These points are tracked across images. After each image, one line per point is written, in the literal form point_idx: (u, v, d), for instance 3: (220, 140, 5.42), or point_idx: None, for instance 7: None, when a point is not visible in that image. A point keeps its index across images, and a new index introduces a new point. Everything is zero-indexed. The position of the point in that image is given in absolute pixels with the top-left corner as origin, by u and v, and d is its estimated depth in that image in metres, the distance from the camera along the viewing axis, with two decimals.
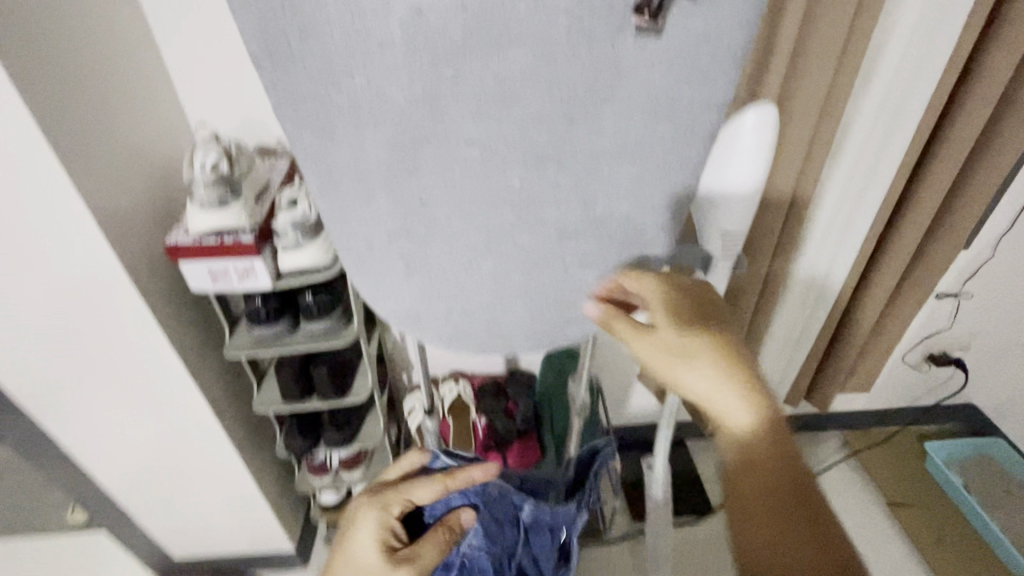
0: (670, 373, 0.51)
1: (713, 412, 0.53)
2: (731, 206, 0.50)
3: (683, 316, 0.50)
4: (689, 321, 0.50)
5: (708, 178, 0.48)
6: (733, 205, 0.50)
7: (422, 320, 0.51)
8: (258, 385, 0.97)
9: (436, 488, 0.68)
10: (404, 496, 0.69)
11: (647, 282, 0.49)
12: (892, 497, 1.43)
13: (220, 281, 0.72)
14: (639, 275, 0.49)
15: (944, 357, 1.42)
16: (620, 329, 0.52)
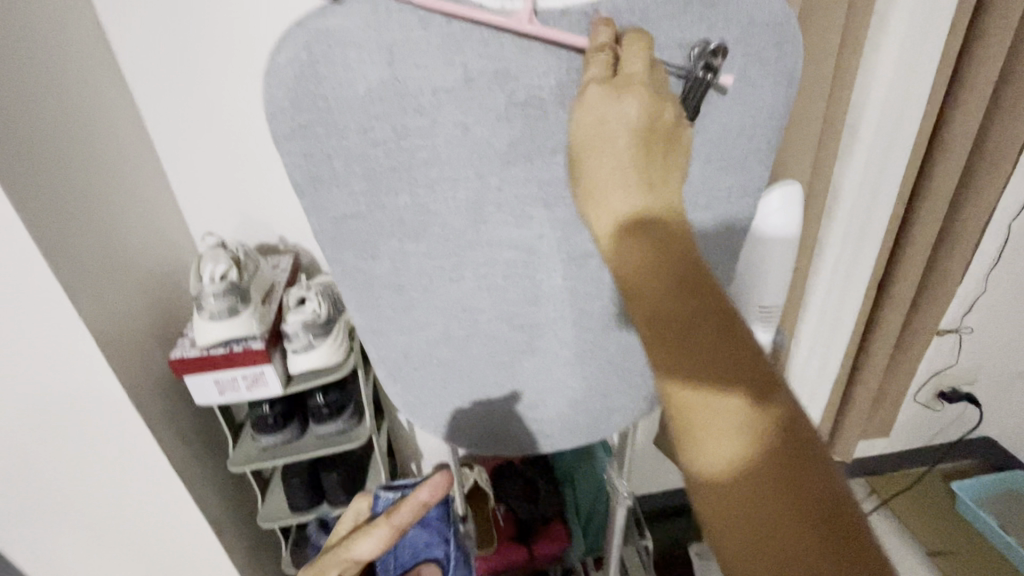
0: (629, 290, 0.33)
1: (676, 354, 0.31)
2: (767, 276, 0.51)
3: (714, 340, 0.30)
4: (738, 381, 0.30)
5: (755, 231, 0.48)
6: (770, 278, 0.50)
7: (460, 425, 0.48)
8: (263, 497, 0.90)
9: (380, 534, 0.57)
10: (347, 551, 0.57)
11: (608, 103, 0.32)
12: (930, 548, 1.37)
13: (228, 392, 0.68)
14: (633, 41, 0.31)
15: (954, 393, 1.42)
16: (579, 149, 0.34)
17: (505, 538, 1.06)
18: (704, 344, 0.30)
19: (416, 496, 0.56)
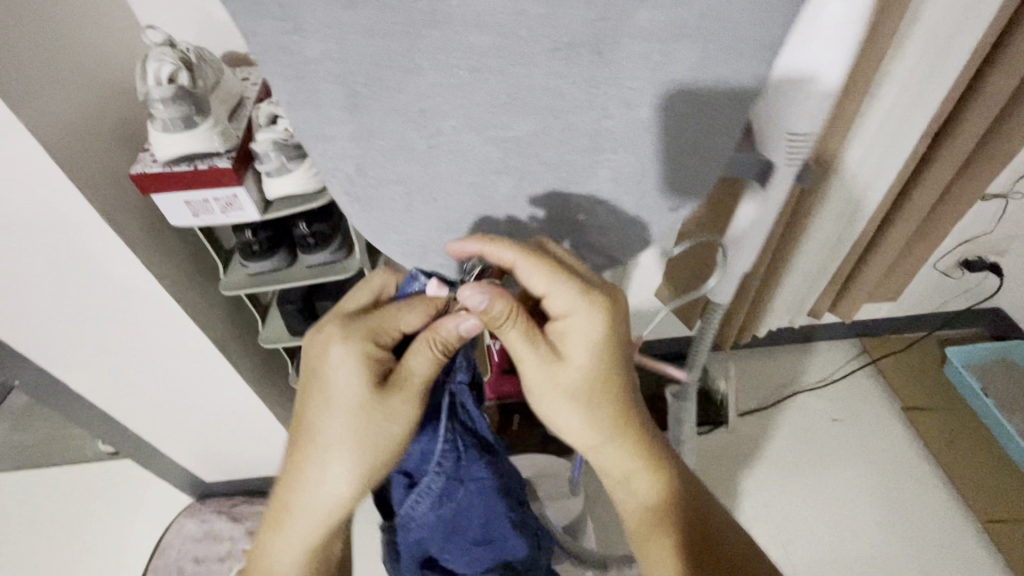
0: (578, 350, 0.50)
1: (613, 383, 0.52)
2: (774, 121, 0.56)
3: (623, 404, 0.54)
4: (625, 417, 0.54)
5: (790, 54, 0.51)
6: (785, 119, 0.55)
7: (432, 256, 0.44)
8: (263, 319, 0.93)
9: (429, 348, 0.53)
10: (386, 322, 0.55)
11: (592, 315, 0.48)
12: (907, 404, 1.43)
13: (202, 215, 0.65)
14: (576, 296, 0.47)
15: (978, 261, 1.36)
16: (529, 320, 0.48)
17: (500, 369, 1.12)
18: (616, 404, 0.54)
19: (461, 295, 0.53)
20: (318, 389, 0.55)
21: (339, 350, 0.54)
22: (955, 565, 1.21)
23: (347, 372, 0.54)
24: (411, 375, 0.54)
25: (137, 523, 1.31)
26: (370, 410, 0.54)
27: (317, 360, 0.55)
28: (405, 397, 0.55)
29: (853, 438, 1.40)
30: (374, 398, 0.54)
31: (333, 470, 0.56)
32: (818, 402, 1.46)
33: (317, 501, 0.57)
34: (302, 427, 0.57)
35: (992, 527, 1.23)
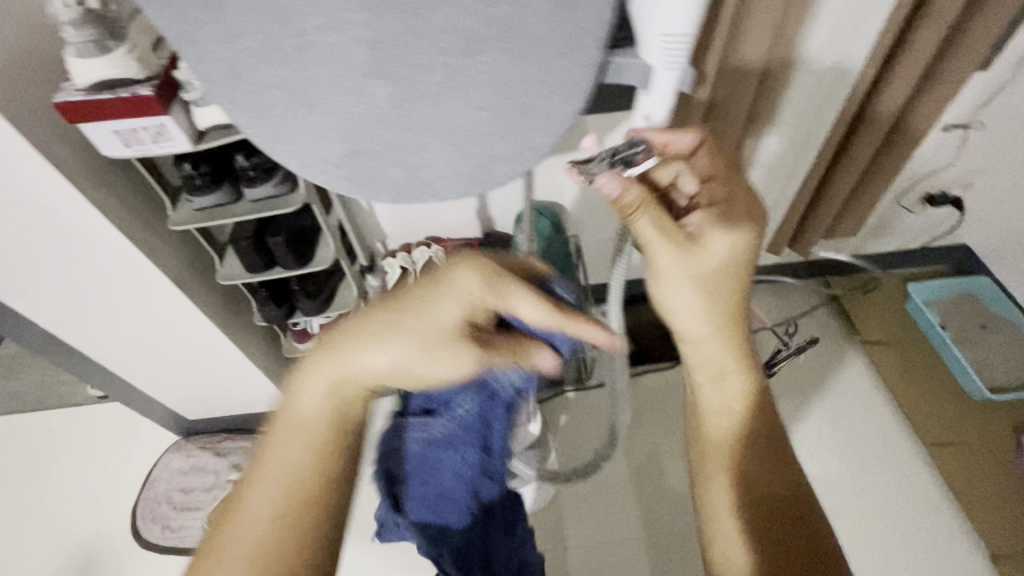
0: (660, 274, 0.59)
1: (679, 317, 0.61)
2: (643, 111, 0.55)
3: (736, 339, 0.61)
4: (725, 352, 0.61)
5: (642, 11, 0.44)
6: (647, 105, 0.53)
7: (327, 167, 0.46)
8: (220, 259, 0.96)
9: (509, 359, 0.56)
10: (504, 301, 0.56)
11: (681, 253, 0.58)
12: (866, 337, 1.48)
13: (134, 145, 0.66)
14: (656, 217, 0.57)
15: (943, 198, 1.35)
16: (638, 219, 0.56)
17: None
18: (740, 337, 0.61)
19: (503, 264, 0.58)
20: (406, 302, 0.54)
21: (471, 275, 0.55)
22: (900, 488, 1.28)
23: (462, 306, 0.54)
24: (437, 311, 0.54)
25: (126, 458, 1.39)
26: (441, 347, 0.53)
27: (449, 277, 0.55)
28: (435, 354, 0.52)
29: (813, 370, 1.45)
30: (455, 340, 0.53)
31: (393, 369, 0.53)
32: (780, 338, 1.51)
33: (358, 375, 0.53)
34: (399, 318, 0.53)
35: (935, 450, 1.29)
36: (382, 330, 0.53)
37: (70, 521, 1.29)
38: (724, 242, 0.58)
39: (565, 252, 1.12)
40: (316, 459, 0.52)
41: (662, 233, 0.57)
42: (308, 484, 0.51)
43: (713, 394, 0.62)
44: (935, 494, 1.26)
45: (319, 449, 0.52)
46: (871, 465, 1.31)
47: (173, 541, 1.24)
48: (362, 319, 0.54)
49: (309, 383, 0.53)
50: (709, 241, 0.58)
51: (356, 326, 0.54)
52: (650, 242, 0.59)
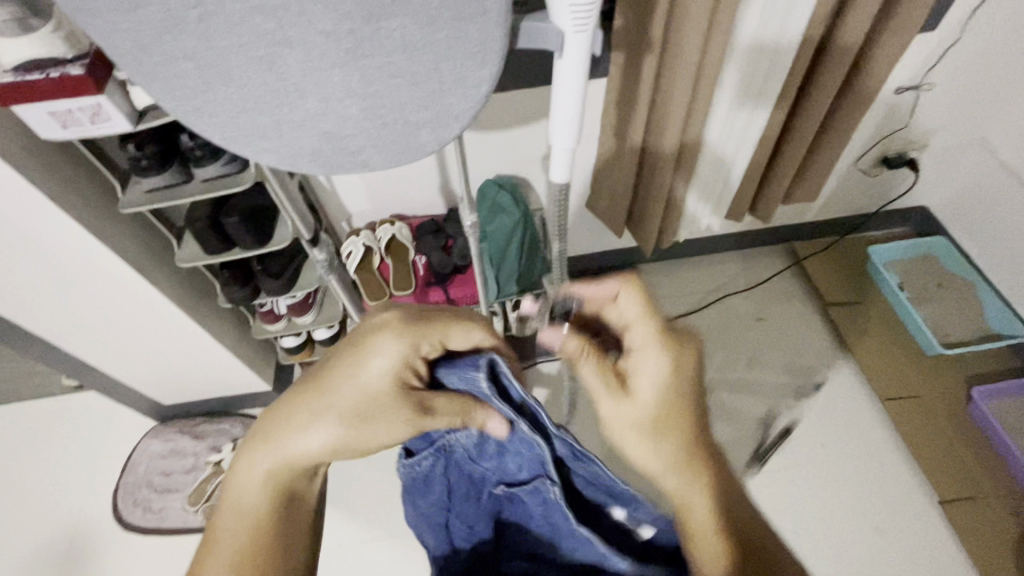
0: (605, 402, 0.56)
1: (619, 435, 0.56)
2: (564, 110, 0.56)
3: (694, 422, 0.55)
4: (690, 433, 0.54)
5: None
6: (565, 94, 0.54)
7: (252, 139, 0.47)
8: (179, 243, 0.96)
9: (453, 418, 0.53)
10: (438, 342, 0.58)
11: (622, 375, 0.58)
12: (830, 300, 1.51)
13: (72, 126, 0.66)
14: (588, 351, 0.57)
15: (899, 158, 1.38)
16: (576, 356, 0.58)
17: (423, 284, 1.19)
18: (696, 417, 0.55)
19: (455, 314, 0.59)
20: (348, 362, 0.57)
21: (394, 336, 0.56)
22: (864, 441, 1.31)
23: (387, 364, 0.56)
24: (367, 353, 0.56)
25: (105, 446, 1.40)
26: (386, 405, 0.55)
27: (367, 331, 0.58)
28: (385, 412, 0.54)
29: (778, 332, 1.49)
30: (393, 396, 0.55)
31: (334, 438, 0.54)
32: (746, 304, 1.54)
33: (297, 452, 0.54)
34: (328, 384, 0.56)
35: (891, 403, 1.34)
36: (340, 379, 0.56)
37: (51, 509, 1.30)
38: (655, 360, 0.56)
39: (527, 223, 1.14)
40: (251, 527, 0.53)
41: (595, 361, 0.57)
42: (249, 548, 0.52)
43: (665, 478, 0.53)
44: (894, 444, 1.30)
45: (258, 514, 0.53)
46: (835, 425, 1.34)
47: (156, 523, 1.26)
48: (310, 376, 0.57)
49: (259, 447, 0.55)
50: (644, 352, 0.57)
51: (307, 382, 0.57)
52: (592, 373, 0.57)
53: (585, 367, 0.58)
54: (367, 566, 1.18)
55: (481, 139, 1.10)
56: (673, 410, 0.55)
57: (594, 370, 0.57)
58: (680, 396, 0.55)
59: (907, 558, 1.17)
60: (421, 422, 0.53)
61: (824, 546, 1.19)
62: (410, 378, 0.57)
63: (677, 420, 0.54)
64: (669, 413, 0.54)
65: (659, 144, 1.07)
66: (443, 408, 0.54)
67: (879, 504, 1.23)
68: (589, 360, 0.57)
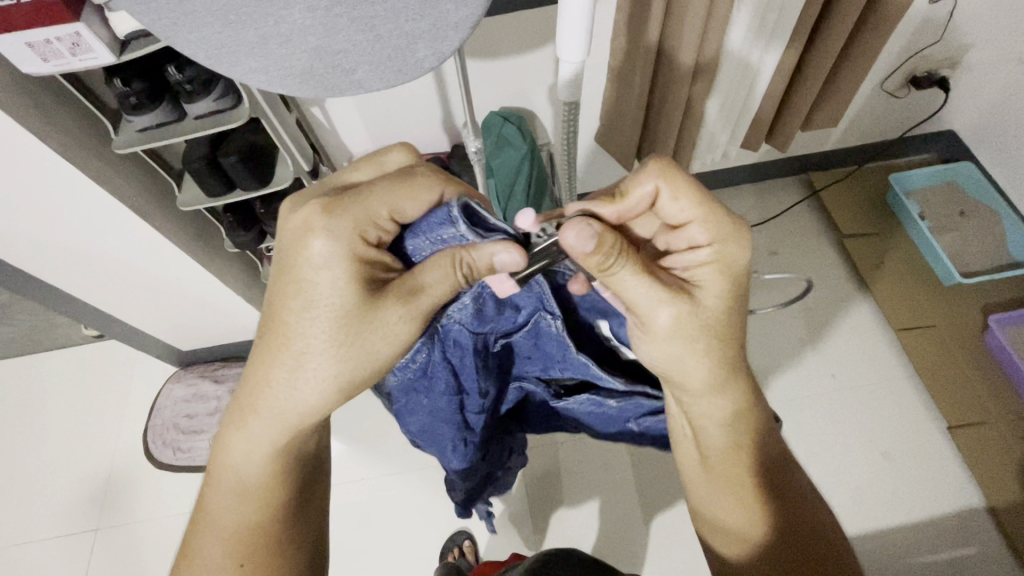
0: (649, 312, 0.54)
1: (661, 340, 0.56)
2: (570, 25, 0.50)
3: (731, 340, 0.58)
4: (727, 352, 0.58)
5: None
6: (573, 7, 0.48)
7: (239, 57, 0.44)
8: (179, 186, 0.95)
9: (453, 273, 0.52)
10: (388, 209, 0.54)
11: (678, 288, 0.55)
12: (847, 232, 1.47)
13: (52, 59, 0.63)
14: (634, 261, 0.52)
15: (927, 77, 1.30)
16: (611, 268, 0.50)
17: None
18: (737, 331, 0.58)
19: (392, 181, 0.55)
20: (296, 297, 0.54)
21: (327, 236, 0.52)
22: (875, 373, 1.31)
23: (337, 276, 0.53)
24: (316, 268, 0.53)
25: (130, 391, 1.44)
26: (362, 316, 0.53)
27: (297, 240, 0.53)
28: (364, 326, 0.54)
29: (790, 267, 1.46)
30: (364, 306, 0.53)
31: (318, 377, 0.55)
32: (759, 238, 1.51)
33: (284, 408, 0.56)
34: (286, 335, 0.55)
35: (903, 334, 1.33)
36: (297, 308, 0.54)
37: (86, 449, 1.37)
38: (715, 289, 0.56)
39: (533, 157, 1.09)
40: (263, 487, 0.59)
41: (644, 273, 0.53)
42: (275, 500, 0.59)
43: (693, 381, 0.58)
44: (905, 375, 1.30)
45: (266, 477, 0.59)
46: (847, 357, 1.34)
47: (185, 462, 1.32)
48: (269, 320, 0.56)
49: (244, 423, 0.58)
50: (704, 283, 0.57)
51: (270, 326, 0.56)
52: (644, 282, 0.53)
53: (626, 282, 0.53)
54: (387, 497, 1.23)
55: (483, 67, 1.05)
56: (721, 328, 0.57)
57: (645, 283, 0.53)
58: (725, 307, 0.57)
59: (910, 481, 1.20)
60: (416, 307, 0.53)
61: (828, 472, 1.22)
62: (374, 275, 0.54)
63: (721, 338, 0.57)
64: (714, 329, 0.57)
65: (673, 67, 1.00)
66: (430, 283, 0.53)
67: (885, 432, 1.25)
68: (636, 277, 0.52)
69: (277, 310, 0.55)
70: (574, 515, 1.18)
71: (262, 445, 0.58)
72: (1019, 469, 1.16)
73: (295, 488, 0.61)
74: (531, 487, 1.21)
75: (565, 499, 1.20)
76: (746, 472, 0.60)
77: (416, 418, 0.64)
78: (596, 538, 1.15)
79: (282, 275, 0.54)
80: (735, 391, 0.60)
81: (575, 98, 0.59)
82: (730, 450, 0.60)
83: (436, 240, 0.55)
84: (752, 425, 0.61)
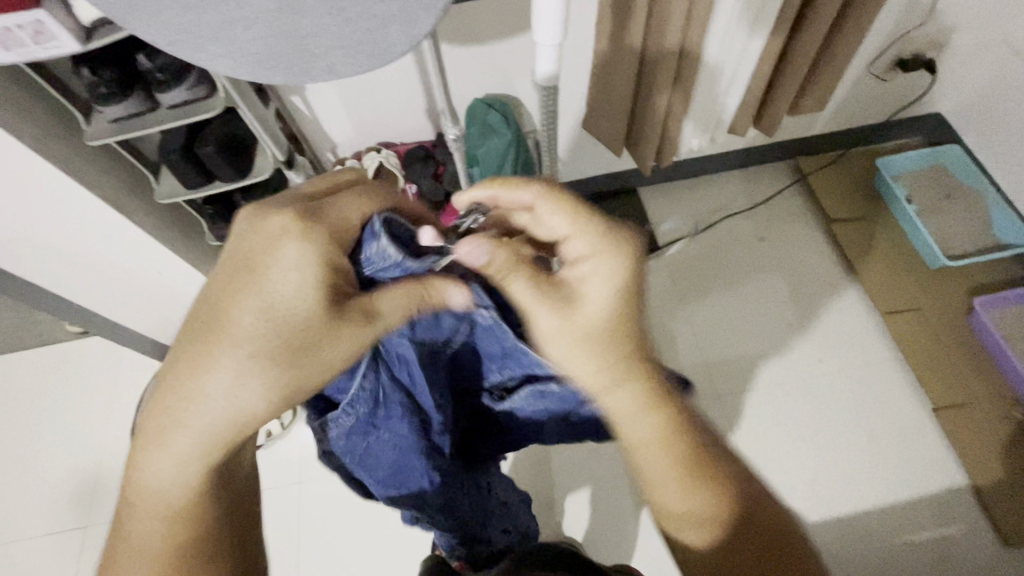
0: (534, 321, 0.52)
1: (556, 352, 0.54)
2: (545, 7, 0.49)
3: (631, 346, 0.53)
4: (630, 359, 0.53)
5: None
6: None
7: (203, 43, 0.43)
8: (156, 178, 0.93)
9: (408, 298, 0.50)
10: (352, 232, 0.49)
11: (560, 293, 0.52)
12: (836, 216, 1.47)
13: (14, 48, 0.60)
14: (506, 264, 0.51)
15: (915, 60, 1.30)
16: (494, 271, 0.51)
17: None
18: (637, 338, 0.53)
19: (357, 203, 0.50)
20: (236, 301, 0.47)
21: (298, 240, 0.46)
22: (862, 357, 1.32)
23: (296, 279, 0.47)
24: (275, 270, 0.47)
25: (116, 387, 1.43)
26: (317, 328, 0.48)
27: (263, 238, 0.47)
28: (305, 343, 0.48)
29: (778, 252, 1.46)
30: (319, 316, 0.47)
31: (230, 386, 0.47)
32: (747, 224, 1.51)
33: (215, 428, 0.48)
34: (218, 341, 0.47)
35: (890, 318, 1.34)
36: (246, 306, 0.47)
37: (72, 447, 1.35)
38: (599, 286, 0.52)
39: (518, 145, 1.08)
40: (190, 517, 0.50)
41: (518, 280, 0.51)
42: (204, 533, 0.51)
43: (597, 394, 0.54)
44: (891, 358, 1.32)
45: (191, 507, 0.50)
46: (835, 342, 1.34)
47: None
48: (209, 320, 0.47)
49: (161, 440, 0.48)
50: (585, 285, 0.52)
51: (210, 328, 0.47)
52: (522, 290, 0.52)
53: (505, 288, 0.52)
54: None
55: (466, 53, 1.03)
56: (615, 336, 0.52)
57: (521, 290, 0.52)
58: (617, 315, 0.52)
59: (896, 463, 1.21)
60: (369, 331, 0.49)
61: (816, 456, 1.23)
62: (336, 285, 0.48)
63: (617, 348, 0.52)
64: (604, 339, 0.52)
65: (658, 51, 0.99)
66: (376, 304, 0.49)
67: (872, 414, 1.26)
68: (513, 283, 0.51)
69: (224, 308, 0.47)
70: (565, 502, 1.19)
71: (192, 468, 0.49)
72: (1002, 449, 1.18)
73: (226, 521, 0.53)
74: (522, 476, 1.22)
75: (555, 487, 1.20)
76: (679, 490, 0.53)
77: (377, 461, 0.55)
78: (587, 526, 1.16)
79: (238, 265, 0.47)
80: (655, 402, 0.53)
81: (554, 83, 0.58)
82: (660, 470, 0.53)
83: (398, 265, 0.50)
84: (682, 441, 0.53)
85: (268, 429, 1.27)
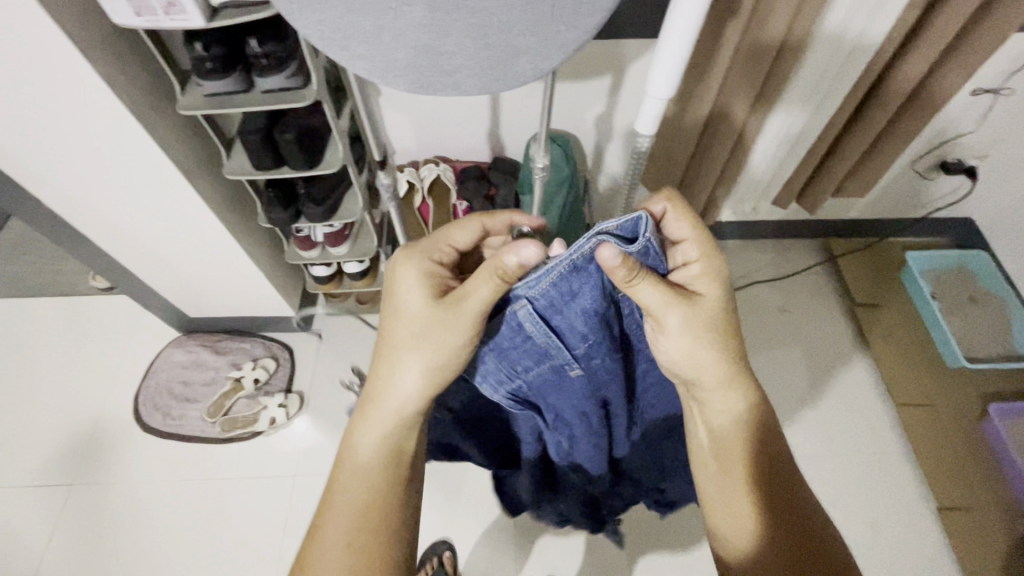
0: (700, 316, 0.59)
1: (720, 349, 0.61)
2: (663, 61, 0.52)
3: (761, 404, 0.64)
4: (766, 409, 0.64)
5: None
6: (668, 46, 0.51)
7: (350, 43, 0.46)
8: (228, 153, 0.96)
9: (493, 279, 0.54)
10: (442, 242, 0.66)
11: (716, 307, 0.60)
12: (859, 300, 1.50)
13: (144, 14, 0.64)
14: (707, 267, 0.59)
15: (957, 165, 1.35)
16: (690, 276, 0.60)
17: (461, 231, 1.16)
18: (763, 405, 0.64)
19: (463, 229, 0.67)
20: (390, 303, 0.63)
21: (411, 268, 0.63)
22: (872, 443, 1.32)
23: (416, 294, 0.62)
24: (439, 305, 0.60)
25: (123, 350, 1.41)
26: (435, 322, 0.59)
27: (390, 278, 0.64)
28: (446, 312, 0.58)
29: (801, 324, 1.49)
30: (439, 309, 0.59)
31: (407, 374, 0.60)
32: (772, 294, 1.54)
33: (392, 401, 0.61)
34: (387, 338, 0.62)
35: (904, 409, 1.34)
36: (399, 335, 0.61)
37: (68, 404, 1.33)
38: (712, 293, 0.60)
39: (569, 180, 1.11)
40: (378, 485, 0.59)
41: (705, 280, 0.59)
42: (386, 503, 0.59)
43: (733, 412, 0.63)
44: (900, 449, 1.32)
45: (379, 469, 0.60)
46: (845, 423, 1.35)
47: (172, 430, 1.29)
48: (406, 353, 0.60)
49: (365, 421, 0.61)
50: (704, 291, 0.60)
51: (388, 375, 0.61)
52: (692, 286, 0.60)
53: (699, 279, 0.60)
54: None
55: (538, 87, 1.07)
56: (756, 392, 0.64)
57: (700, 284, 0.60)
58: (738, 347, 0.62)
59: (894, 557, 1.20)
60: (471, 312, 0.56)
61: None
62: (445, 286, 0.63)
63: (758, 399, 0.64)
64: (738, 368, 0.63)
65: (723, 119, 1.04)
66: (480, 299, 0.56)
67: (875, 503, 1.25)
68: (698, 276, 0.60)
69: (419, 334, 0.60)
70: (559, 542, 1.17)
71: (382, 459, 0.60)
72: (1003, 560, 1.17)
73: (401, 499, 0.60)
74: None
75: (550, 523, 1.19)
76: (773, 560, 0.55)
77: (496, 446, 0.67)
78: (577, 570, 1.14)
79: (390, 292, 0.63)
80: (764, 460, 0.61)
81: (651, 133, 0.60)
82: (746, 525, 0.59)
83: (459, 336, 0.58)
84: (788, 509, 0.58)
85: (272, 416, 1.29)
